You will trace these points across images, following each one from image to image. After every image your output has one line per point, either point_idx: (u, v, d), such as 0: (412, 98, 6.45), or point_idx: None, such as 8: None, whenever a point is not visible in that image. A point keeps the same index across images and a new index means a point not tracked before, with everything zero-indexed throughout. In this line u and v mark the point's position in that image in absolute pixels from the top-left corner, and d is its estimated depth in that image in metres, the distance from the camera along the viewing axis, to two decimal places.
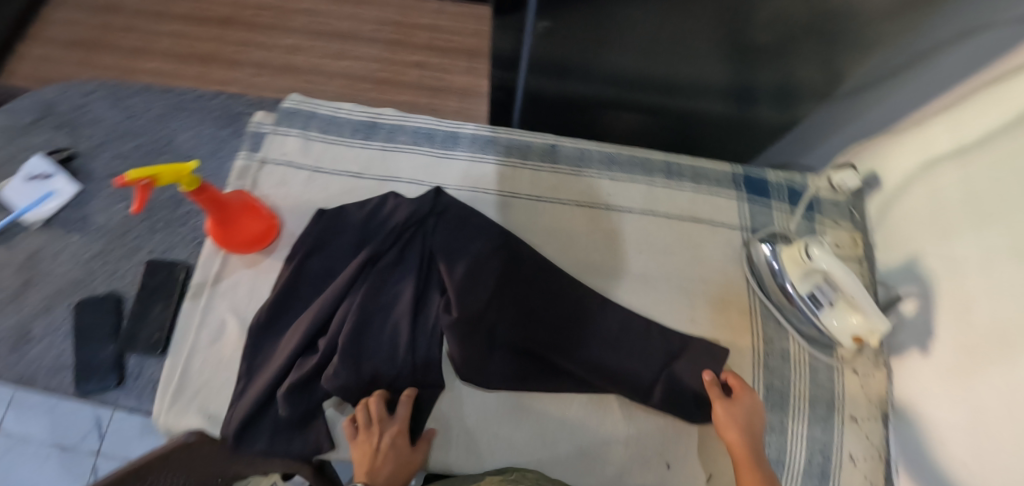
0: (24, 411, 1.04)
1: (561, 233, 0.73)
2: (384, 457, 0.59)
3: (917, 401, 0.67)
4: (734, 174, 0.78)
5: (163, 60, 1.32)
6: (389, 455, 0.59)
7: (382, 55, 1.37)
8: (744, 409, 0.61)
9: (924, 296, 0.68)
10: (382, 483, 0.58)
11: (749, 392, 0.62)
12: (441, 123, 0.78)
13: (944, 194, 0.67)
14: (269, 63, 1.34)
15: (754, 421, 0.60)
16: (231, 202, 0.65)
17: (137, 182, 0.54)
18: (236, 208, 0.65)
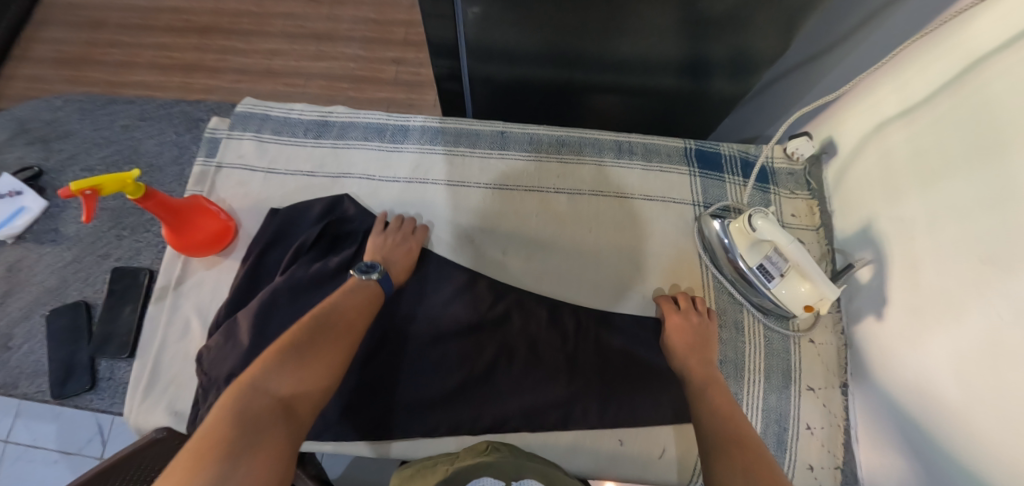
0: (32, 419, 1.09)
1: (510, 219, 0.74)
2: (393, 250, 0.67)
3: (872, 368, 0.65)
4: (686, 148, 0.77)
5: (146, 72, 1.35)
6: (401, 239, 0.68)
7: (358, 54, 1.37)
8: (680, 328, 0.65)
9: (878, 261, 0.66)
10: (393, 260, 0.66)
11: (680, 314, 0.66)
12: (390, 118, 0.79)
13: (892, 155, 0.65)
14: (248, 69, 1.36)
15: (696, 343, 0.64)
16: (182, 205, 0.66)
17: (83, 192, 0.56)
18: (187, 210, 0.67)
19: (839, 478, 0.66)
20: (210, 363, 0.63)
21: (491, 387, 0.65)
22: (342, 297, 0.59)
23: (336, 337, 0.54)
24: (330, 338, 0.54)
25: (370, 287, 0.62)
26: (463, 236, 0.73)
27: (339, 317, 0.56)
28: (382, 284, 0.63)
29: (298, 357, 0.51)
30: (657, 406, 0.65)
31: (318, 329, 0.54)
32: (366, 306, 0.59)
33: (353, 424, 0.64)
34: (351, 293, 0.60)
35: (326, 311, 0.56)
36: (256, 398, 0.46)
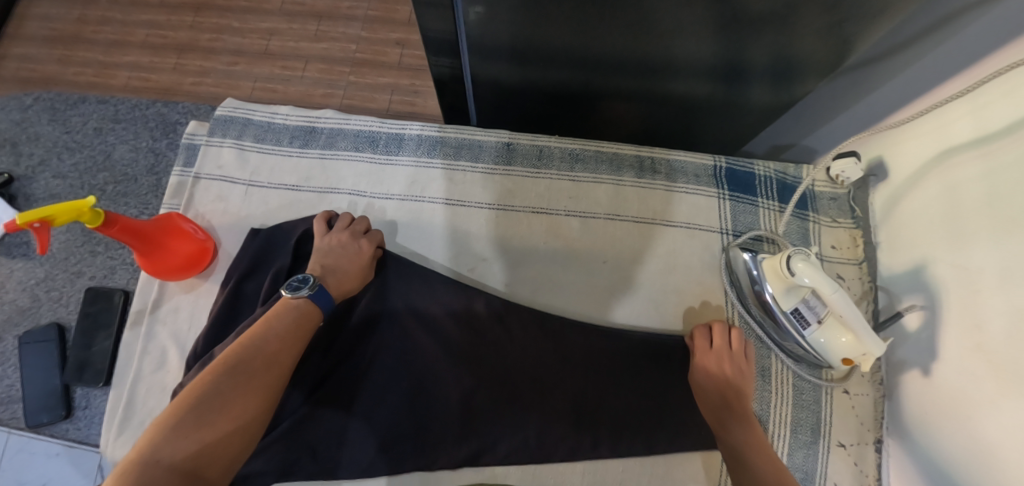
0: None
1: (515, 245, 0.67)
2: (336, 257, 0.59)
3: (916, 429, 0.58)
4: (715, 167, 0.69)
5: (138, 52, 1.27)
6: (344, 251, 0.60)
7: (360, 35, 1.27)
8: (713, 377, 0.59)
9: (931, 309, 0.58)
10: (333, 274, 0.58)
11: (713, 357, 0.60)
12: (384, 125, 0.71)
13: (962, 191, 0.56)
14: (244, 51, 1.27)
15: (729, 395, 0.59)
16: (152, 228, 0.61)
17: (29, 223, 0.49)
18: (157, 233, 0.61)
19: None
20: None
21: (488, 434, 0.59)
22: (269, 324, 0.51)
23: (251, 379, 0.47)
24: (243, 382, 0.47)
25: (301, 309, 0.53)
26: (463, 262, 0.66)
27: (263, 354, 0.49)
28: (315, 300, 0.54)
29: (203, 416, 0.44)
30: (671, 458, 0.60)
31: (230, 372, 0.47)
32: (296, 330, 0.52)
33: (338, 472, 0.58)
34: (280, 317, 0.52)
35: (245, 346, 0.49)
36: (145, 475, 0.40)
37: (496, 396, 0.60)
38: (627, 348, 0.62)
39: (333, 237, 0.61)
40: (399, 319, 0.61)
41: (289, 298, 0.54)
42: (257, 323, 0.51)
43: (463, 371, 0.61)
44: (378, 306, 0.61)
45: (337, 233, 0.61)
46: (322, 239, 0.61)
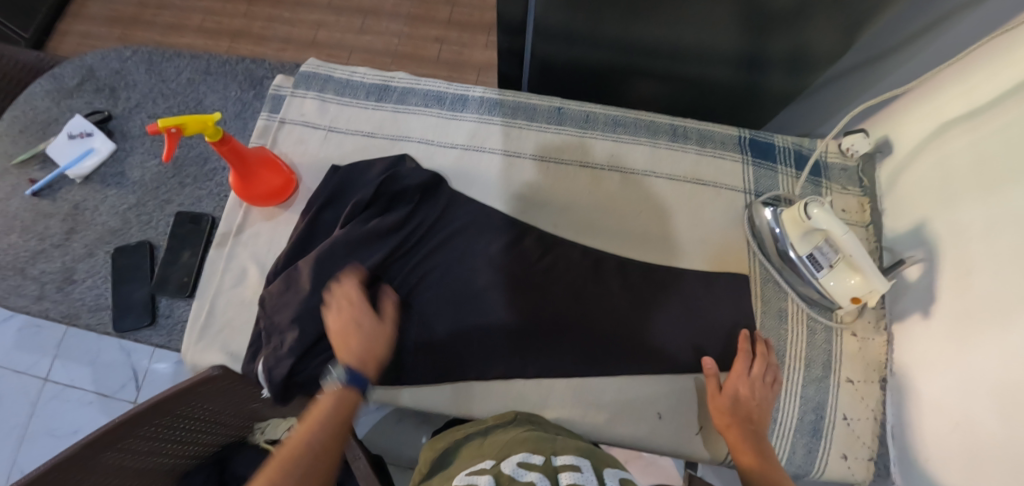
0: (69, 361, 1.08)
1: (562, 193, 0.75)
2: (354, 335, 0.61)
3: (917, 365, 0.66)
4: (740, 137, 0.78)
5: (194, 36, 1.38)
6: (356, 308, 0.62)
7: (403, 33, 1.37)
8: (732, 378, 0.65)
9: (929, 261, 0.67)
10: (353, 348, 0.60)
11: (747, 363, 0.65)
12: (450, 87, 0.80)
13: (953, 159, 0.64)
14: (292, 43, 1.37)
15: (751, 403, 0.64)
16: (255, 157, 0.69)
17: (168, 130, 0.57)
18: (258, 163, 0.69)
19: (871, 470, 0.66)
20: (273, 307, 0.65)
21: (532, 351, 0.67)
22: (315, 424, 0.54)
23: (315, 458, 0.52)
24: (318, 476, 0.52)
25: (351, 399, 0.57)
26: (516, 205, 0.74)
27: (316, 450, 0.53)
28: (348, 383, 0.58)
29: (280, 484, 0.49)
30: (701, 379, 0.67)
31: (301, 435, 0.53)
32: (342, 415, 0.55)
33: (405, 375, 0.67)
34: (324, 410, 0.55)
35: (310, 440, 0.53)
36: None
37: (542, 318, 0.68)
38: (662, 283, 0.70)
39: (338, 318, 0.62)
40: (462, 251, 0.70)
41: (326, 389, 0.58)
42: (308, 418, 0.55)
43: (516, 297, 0.69)
44: (442, 237, 0.71)
45: (331, 295, 0.63)
46: (331, 308, 0.62)
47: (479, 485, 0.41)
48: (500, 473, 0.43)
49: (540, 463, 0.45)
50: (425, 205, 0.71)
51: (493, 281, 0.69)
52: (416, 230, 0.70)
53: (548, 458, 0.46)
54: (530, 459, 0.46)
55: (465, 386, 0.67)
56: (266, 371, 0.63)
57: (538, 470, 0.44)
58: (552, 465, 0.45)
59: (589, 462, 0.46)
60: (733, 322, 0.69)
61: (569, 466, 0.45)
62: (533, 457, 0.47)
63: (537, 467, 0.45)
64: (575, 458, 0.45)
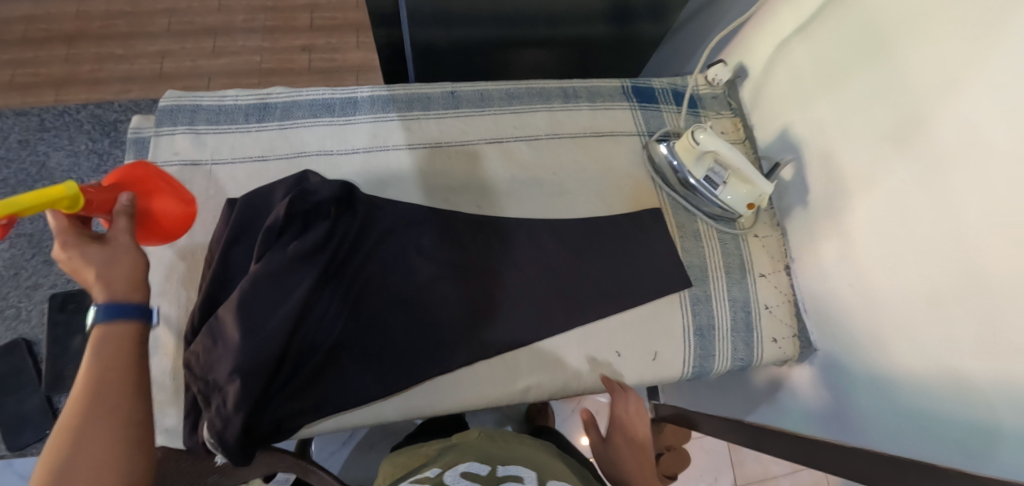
0: None
1: (477, 172, 0.75)
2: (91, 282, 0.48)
3: (811, 247, 0.77)
4: (623, 87, 0.84)
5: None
6: (110, 256, 0.49)
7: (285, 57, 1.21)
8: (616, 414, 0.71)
9: (797, 159, 0.78)
10: (88, 276, 0.48)
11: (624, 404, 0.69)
12: (336, 91, 0.77)
13: (796, 69, 0.77)
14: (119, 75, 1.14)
15: (632, 426, 0.71)
16: (128, 188, 0.57)
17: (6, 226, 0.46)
18: (137, 197, 0.58)
19: (796, 343, 0.79)
20: (204, 367, 0.59)
21: (490, 330, 0.68)
22: (96, 355, 0.46)
23: (111, 403, 0.43)
24: (112, 418, 0.43)
25: (124, 331, 0.47)
26: (437, 195, 0.73)
27: (109, 379, 0.44)
28: (105, 320, 0.47)
29: (70, 450, 0.40)
30: (645, 309, 0.73)
31: (96, 373, 0.45)
32: (128, 349, 0.47)
33: (376, 386, 0.64)
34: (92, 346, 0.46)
35: (92, 380, 0.44)
36: None
37: (492, 296, 0.70)
38: (591, 234, 0.74)
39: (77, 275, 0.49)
40: (398, 251, 0.69)
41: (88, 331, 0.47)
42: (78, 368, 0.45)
43: (465, 282, 0.70)
44: (376, 242, 0.69)
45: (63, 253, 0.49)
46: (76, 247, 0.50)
47: None
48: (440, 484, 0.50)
49: (483, 474, 0.52)
50: (342, 215, 0.68)
51: (439, 271, 0.69)
52: (342, 242, 0.67)
53: (494, 468, 0.53)
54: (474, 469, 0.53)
55: (436, 382, 0.66)
56: (216, 436, 0.57)
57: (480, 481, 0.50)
58: (495, 474, 0.52)
59: (533, 473, 0.54)
60: (659, 252, 0.75)
61: (511, 475, 0.52)
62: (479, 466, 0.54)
63: (481, 479, 0.51)
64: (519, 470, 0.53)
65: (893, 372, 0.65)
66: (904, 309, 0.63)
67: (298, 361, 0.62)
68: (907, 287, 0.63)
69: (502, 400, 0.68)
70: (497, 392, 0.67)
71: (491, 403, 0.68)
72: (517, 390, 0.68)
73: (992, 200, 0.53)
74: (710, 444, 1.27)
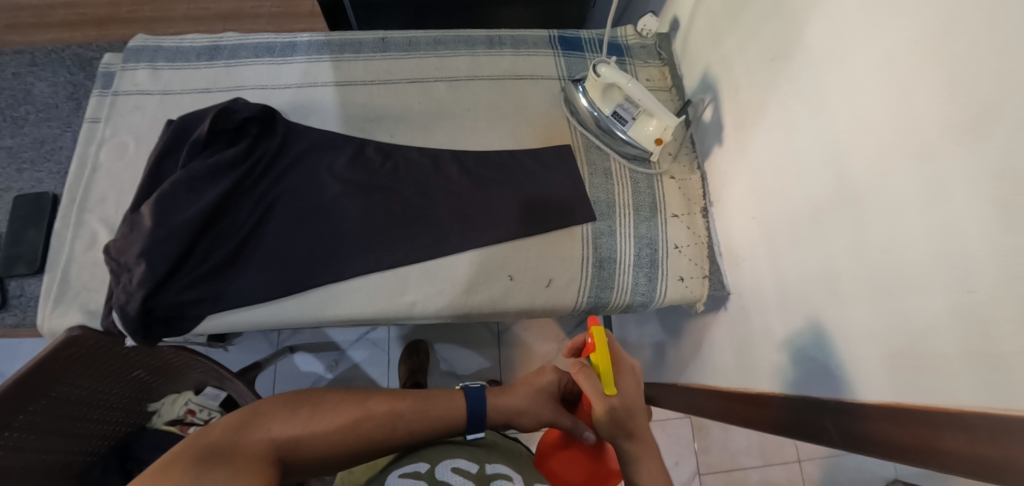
0: None
1: (393, 109, 0.80)
2: (503, 409, 0.58)
3: (725, 187, 0.75)
4: (549, 36, 0.87)
5: None
6: (537, 398, 0.59)
7: (250, 6, 1.10)
8: (636, 375, 0.56)
9: (715, 100, 0.77)
10: (503, 399, 0.58)
11: (634, 362, 0.57)
12: (278, 36, 0.85)
13: (713, 8, 0.76)
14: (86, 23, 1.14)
15: (635, 397, 0.53)
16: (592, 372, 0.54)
17: (605, 391, 0.52)
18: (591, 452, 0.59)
19: (707, 285, 0.76)
20: (118, 250, 0.66)
21: (384, 245, 0.72)
22: (430, 408, 0.54)
23: (372, 421, 0.50)
24: (358, 424, 0.50)
25: (461, 413, 0.55)
26: (354, 125, 0.79)
27: (394, 419, 0.52)
28: (473, 396, 0.56)
29: (317, 409, 0.49)
30: (545, 240, 0.73)
31: (393, 401, 0.53)
32: (428, 424, 0.53)
33: (276, 285, 0.69)
34: (438, 406, 0.54)
35: (399, 412, 0.52)
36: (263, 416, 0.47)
37: (393, 215, 0.73)
38: (496, 165, 0.77)
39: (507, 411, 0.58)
40: (315, 172, 0.75)
41: (460, 395, 0.57)
42: (434, 393, 0.56)
43: (367, 201, 0.74)
44: (291, 163, 0.75)
45: (515, 391, 0.60)
46: (517, 405, 0.58)
47: None
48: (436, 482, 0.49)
49: (475, 472, 0.51)
50: (270, 138, 0.75)
51: (348, 190, 0.74)
52: (262, 159, 0.74)
53: (484, 465, 0.52)
54: (465, 466, 0.52)
55: (326, 290, 0.70)
56: (119, 310, 0.64)
57: (471, 478, 0.50)
58: (486, 473, 0.51)
59: (519, 474, 0.54)
60: (565, 185, 0.76)
61: (501, 473, 0.52)
62: (466, 463, 0.52)
63: (475, 477, 0.50)
64: (507, 467, 0.53)
65: (787, 299, 0.63)
66: (795, 235, 0.61)
67: (207, 257, 0.69)
68: (796, 206, 0.60)
69: (389, 312, 0.70)
70: (385, 303, 0.70)
71: (379, 316, 0.70)
72: (404, 303, 0.70)
73: (857, 100, 0.51)
74: (674, 430, 1.20)
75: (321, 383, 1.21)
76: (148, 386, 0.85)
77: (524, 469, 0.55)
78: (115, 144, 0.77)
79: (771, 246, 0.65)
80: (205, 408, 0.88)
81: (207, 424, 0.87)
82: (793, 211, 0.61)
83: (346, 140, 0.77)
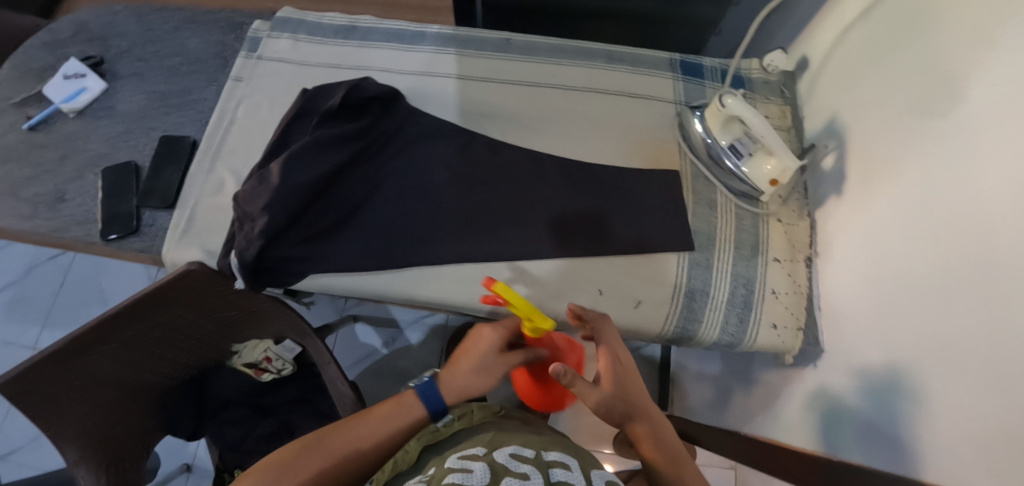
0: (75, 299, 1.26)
1: (507, 109, 0.82)
2: (462, 390, 0.59)
3: (835, 239, 0.72)
4: (671, 59, 0.86)
5: None
6: (486, 372, 0.60)
7: None
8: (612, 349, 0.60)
9: (840, 148, 0.74)
10: (455, 386, 0.59)
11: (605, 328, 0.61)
12: (409, 25, 0.89)
13: (852, 55, 0.74)
14: None
15: (618, 380, 0.58)
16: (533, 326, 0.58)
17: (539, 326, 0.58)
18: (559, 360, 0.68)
19: (800, 338, 0.73)
20: (246, 200, 0.71)
21: (479, 237, 0.73)
22: (389, 426, 0.57)
23: (345, 461, 0.55)
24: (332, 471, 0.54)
25: (421, 412, 0.58)
26: (470, 119, 0.82)
27: (363, 453, 0.56)
28: (430, 395, 0.58)
29: (293, 468, 0.53)
30: (640, 261, 0.73)
31: (355, 434, 0.56)
32: (394, 439, 0.57)
33: (375, 257, 0.72)
34: (395, 418, 0.57)
35: (366, 444, 0.56)
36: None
37: (492, 210, 0.75)
38: (602, 178, 0.77)
39: (470, 393, 0.60)
40: (426, 156, 0.78)
41: (411, 399, 0.59)
42: (390, 406, 0.58)
43: (471, 192, 0.76)
44: (405, 145, 0.79)
45: (463, 372, 0.60)
46: (479, 382, 0.60)
47: (476, 470, 0.44)
48: (495, 463, 0.46)
49: (532, 457, 0.48)
50: (389, 116, 0.79)
51: (457, 179, 0.77)
52: (382, 136, 0.78)
53: (540, 452, 0.49)
54: (521, 451, 0.49)
55: (420, 271, 0.72)
56: (237, 255, 0.68)
57: (530, 463, 0.46)
58: (542, 459, 0.48)
59: (576, 460, 0.51)
60: (667, 210, 0.75)
61: (558, 461, 0.48)
62: (523, 449, 0.49)
63: (532, 461, 0.47)
64: (561, 455, 0.49)
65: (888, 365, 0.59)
66: (911, 304, 0.58)
67: (317, 219, 0.73)
68: (916, 270, 0.58)
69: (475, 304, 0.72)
70: (473, 293, 0.71)
71: (464, 306, 0.72)
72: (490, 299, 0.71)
73: (1008, 169, 0.48)
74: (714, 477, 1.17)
75: (376, 356, 1.25)
76: (235, 330, 0.88)
77: (583, 461, 0.51)
78: (252, 102, 0.84)
79: (880, 307, 0.62)
80: (280, 358, 0.92)
81: (280, 373, 0.93)
82: (914, 279, 0.58)
83: (456, 131, 0.80)
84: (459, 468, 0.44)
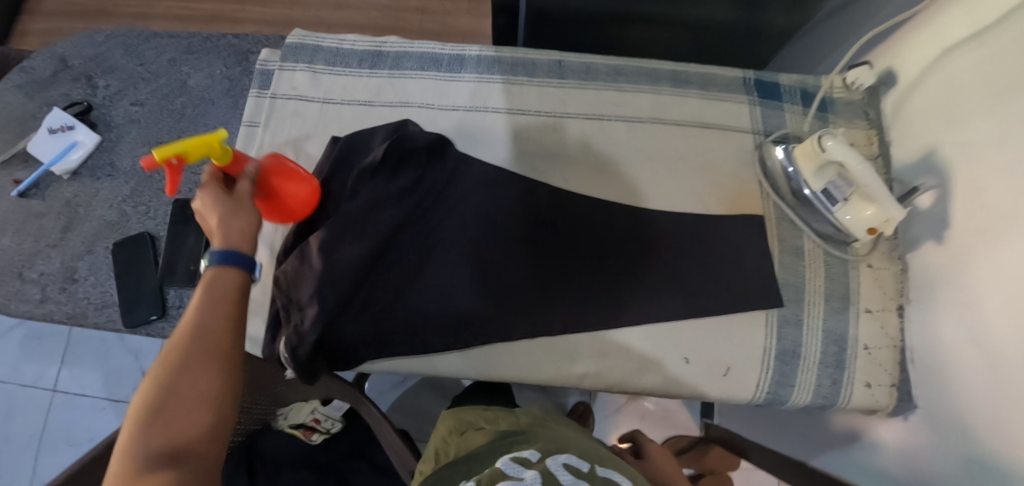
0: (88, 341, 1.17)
1: (566, 148, 0.73)
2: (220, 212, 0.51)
3: (932, 290, 0.66)
4: (744, 78, 0.77)
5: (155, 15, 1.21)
6: (229, 210, 0.52)
7: None
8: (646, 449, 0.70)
9: (942, 187, 0.65)
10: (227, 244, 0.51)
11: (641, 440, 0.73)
12: (445, 47, 0.78)
13: (956, 83, 0.63)
14: None
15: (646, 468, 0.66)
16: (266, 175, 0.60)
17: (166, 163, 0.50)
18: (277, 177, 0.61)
19: (894, 395, 0.68)
20: (288, 285, 0.63)
21: (550, 304, 0.67)
22: (203, 314, 0.47)
23: (213, 355, 0.45)
24: (212, 355, 0.45)
25: (233, 277, 0.50)
26: (527, 164, 0.72)
27: (201, 333, 0.45)
28: (220, 262, 0.49)
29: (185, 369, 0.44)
30: (726, 323, 0.67)
31: (190, 344, 0.45)
32: (227, 295, 0.48)
33: (440, 334, 0.66)
34: (219, 287, 0.48)
35: (196, 334, 0.45)
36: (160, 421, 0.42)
37: (561, 272, 0.68)
38: (679, 229, 0.70)
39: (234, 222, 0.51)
40: (482, 209, 0.70)
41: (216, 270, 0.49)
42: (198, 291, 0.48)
43: (535, 251, 0.68)
44: (456, 197, 0.70)
45: (223, 215, 0.51)
46: (235, 213, 0.52)
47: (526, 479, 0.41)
48: (546, 469, 0.43)
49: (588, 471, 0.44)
50: (436, 164, 0.69)
51: (520, 234, 0.69)
52: (433, 189, 0.69)
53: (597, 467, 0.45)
54: (578, 463, 0.45)
55: (493, 347, 0.66)
56: (289, 350, 0.62)
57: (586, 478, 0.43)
58: (598, 475, 0.44)
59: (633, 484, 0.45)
60: (752, 262, 0.69)
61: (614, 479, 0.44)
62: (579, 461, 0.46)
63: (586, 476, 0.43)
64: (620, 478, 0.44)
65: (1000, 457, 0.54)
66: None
67: (369, 296, 0.65)
68: None
69: (554, 379, 0.66)
70: (552, 369, 0.66)
71: (542, 380, 0.67)
72: (569, 373, 0.66)
73: None
74: None
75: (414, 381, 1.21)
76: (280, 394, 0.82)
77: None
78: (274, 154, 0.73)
79: (994, 386, 0.56)
80: (329, 418, 0.87)
81: (330, 433, 0.86)
82: None
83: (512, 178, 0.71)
84: (509, 474, 0.42)
